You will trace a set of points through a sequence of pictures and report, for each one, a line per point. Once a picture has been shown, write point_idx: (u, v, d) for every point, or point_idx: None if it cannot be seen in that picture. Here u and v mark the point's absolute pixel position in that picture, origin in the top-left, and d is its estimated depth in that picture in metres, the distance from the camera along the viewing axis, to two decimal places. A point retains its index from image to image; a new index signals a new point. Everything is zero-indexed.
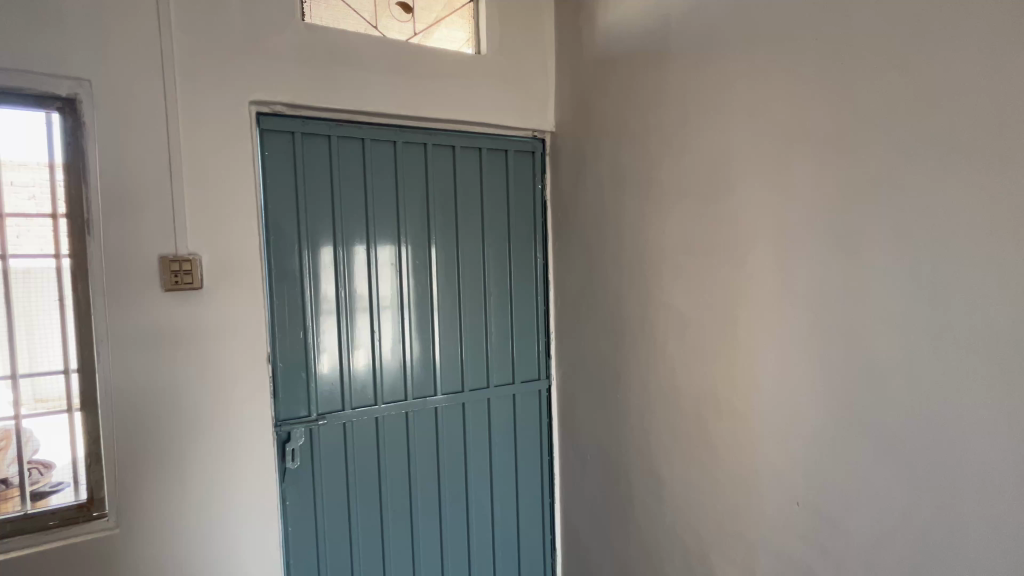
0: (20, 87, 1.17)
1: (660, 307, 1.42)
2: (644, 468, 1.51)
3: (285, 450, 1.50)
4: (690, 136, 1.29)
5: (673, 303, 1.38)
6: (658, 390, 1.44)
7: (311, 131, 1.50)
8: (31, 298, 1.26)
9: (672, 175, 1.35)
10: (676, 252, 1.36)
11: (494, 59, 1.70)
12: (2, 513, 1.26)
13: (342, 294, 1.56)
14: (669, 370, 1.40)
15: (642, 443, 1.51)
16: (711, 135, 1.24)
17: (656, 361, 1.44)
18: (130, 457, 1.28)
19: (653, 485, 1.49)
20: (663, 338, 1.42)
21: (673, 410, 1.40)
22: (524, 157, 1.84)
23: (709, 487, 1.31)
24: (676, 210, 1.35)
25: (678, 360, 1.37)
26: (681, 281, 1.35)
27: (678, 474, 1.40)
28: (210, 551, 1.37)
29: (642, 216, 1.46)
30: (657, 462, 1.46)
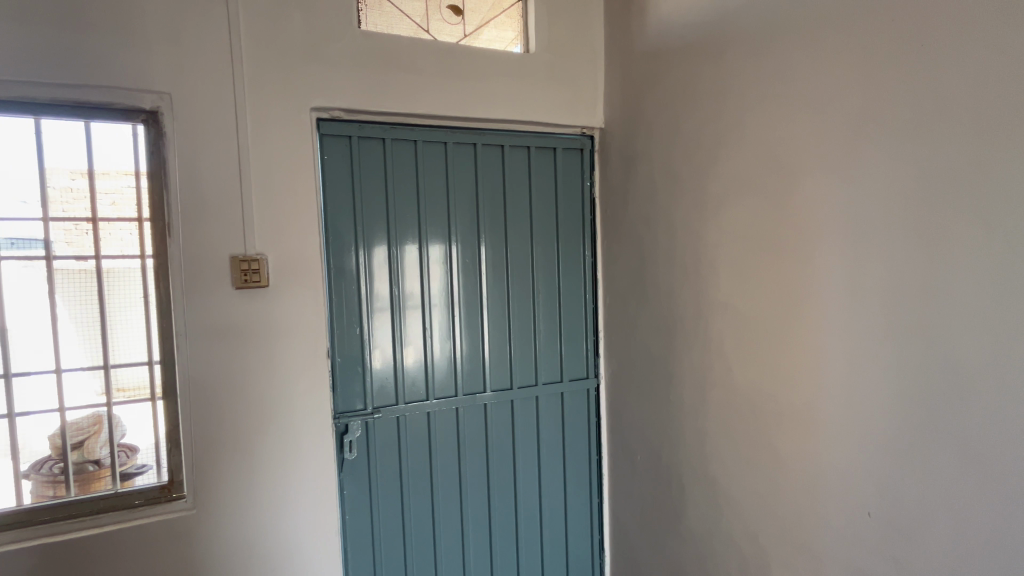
0: (111, 102, 1.29)
1: (716, 306, 1.37)
2: (697, 471, 1.47)
3: (343, 442, 1.56)
4: (750, 128, 1.24)
5: (730, 302, 1.33)
6: (714, 390, 1.40)
7: (367, 134, 1.55)
8: (120, 296, 1.38)
9: (729, 168, 1.31)
10: (734, 248, 1.31)
11: (543, 57, 1.69)
12: (96, 490, 1.39)
13: (395, 291, 1.61)
14: (726, 370, 1.35)
15: (696, 445, 1.47)
16: (773, 125, 1.19)
17: (712, 361, 1.39)
18: (205, 443, 1.38)
19: (708, 489, 1.44)
20: (718, 338, 1.37)
21: (730, 411, 1.35)
22: (573, 154, 1.83)
23: (769, 493, 1.25)
24: (734, 205, 1.30)
25: (735, 360, 1.33)
26: (739, 278, 1.30)
27: (736, 479, 1.34)
28: (275, 533, 1.45)
29: (697, 211, 1.41)
30: (712, 465, 1.42)
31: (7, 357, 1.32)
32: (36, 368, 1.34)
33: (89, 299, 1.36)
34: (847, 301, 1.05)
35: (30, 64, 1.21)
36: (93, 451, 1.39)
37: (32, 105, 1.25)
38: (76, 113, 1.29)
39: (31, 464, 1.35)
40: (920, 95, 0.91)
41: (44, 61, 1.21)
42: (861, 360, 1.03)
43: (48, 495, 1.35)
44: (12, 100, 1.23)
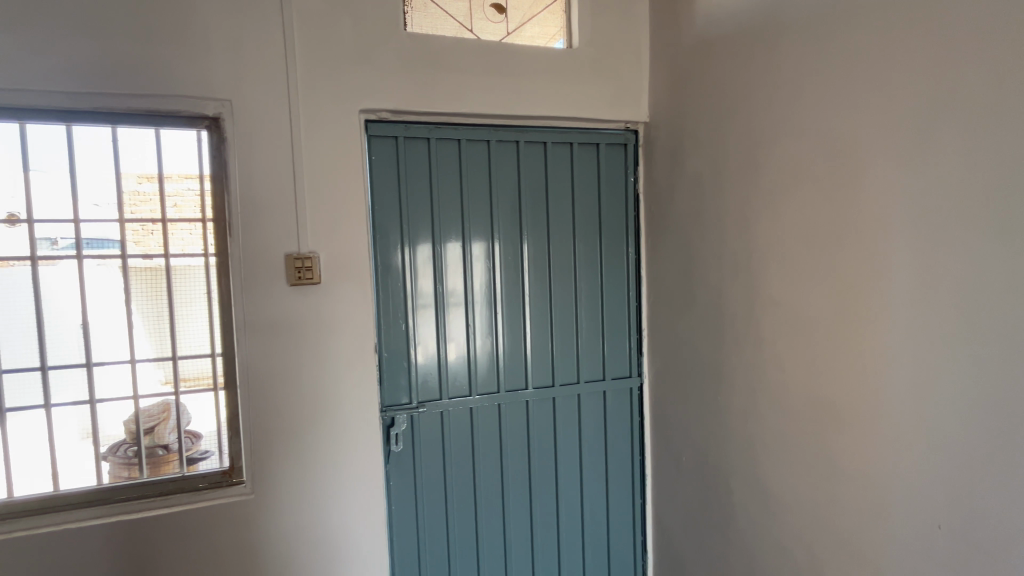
0: (178, 110, 1.37)
1: (768, 304, 1.32)
2: (747, 475, 1.42)
3: (390, 434, 1.60)
4: (808, 117, 1.18)
5: (784, 300, 1.28)
6: (765, 391, 1.35)
7: (412, 134, 1.58)
8: (187, 291, 1.48)
9: (783, 161, 1.25)
10: (788, 245, 1.25)
11: (586, 52, 1.68)
12: (165, 473, 1.49)
13: (439, 288, 1.64)
14: (779, 371, 1.30)
15: (745, 447, 1.43)
16: (833, 114, 1.13)
17: (764, 361, 1.34)
18: (262, 432, 1.45)
19: (758, 493, 1.39)
20: (771, 338, 1.32)
21: (782, 415, 1.30)
22: (616, 149, 1.80)
23: (826, 500, 1.19)
24: (788, 199, 1.25)
25: (789, 360, 1.27)
26: (793, 275, 1.25)
27: (789, 484, 1.29)
28: (326, 520, 1.51)
29: (749, 206, 1.36)
30: (762, 469, 1.37)
31: (89, 348, 1.43)
32: (113, 359, 1.45)
33: (159, 295, 1.46)
34: (914, 299, 0.98)
35: (108, 77, 1.31)
36: (162, 436, 1.49)
37: (110, 115, 1.35)
38: (147, 122, 1.38)
39: (109, 447, 1.46)
40: (1001, 77, 0.84)
41: (121, 74, 1.31)
42: (931, 362, 0.96)
43: (124, 476, 1.47)
44: (92, 111, 1.34)
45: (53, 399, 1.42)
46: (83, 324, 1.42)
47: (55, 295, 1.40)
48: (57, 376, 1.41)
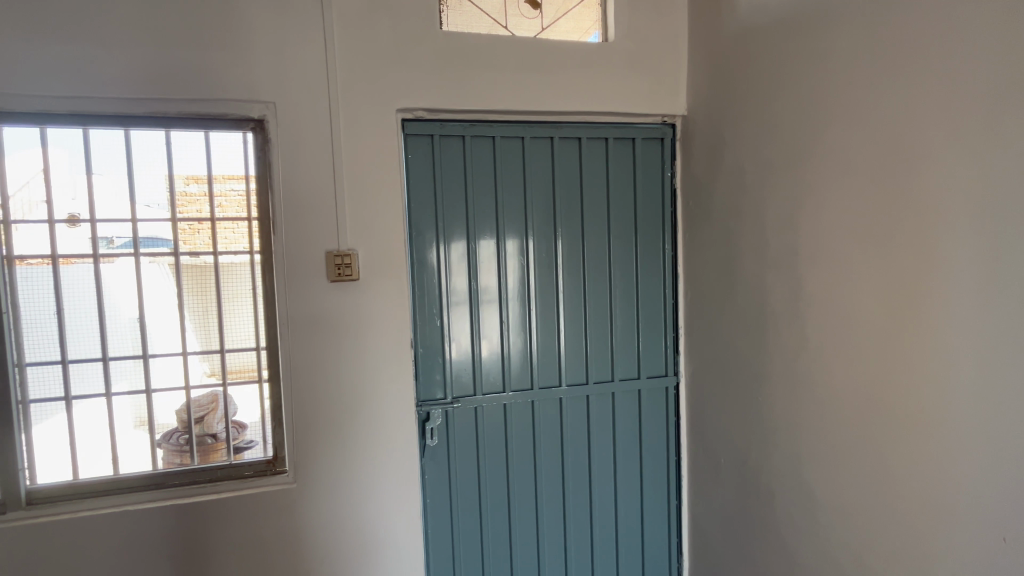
0: (226, 113, 1.43)
1: (814, 302, 1.27)
2: (789, 479, 1.38)
3: (425, 429, 1.63)
4: (858, 106, 1.13)
5: (831, 298, 1.22)
6: (811, 393, 1.30)
7: (447, 133, 1.60)
8: (235, 285, 1.54)
9: (831, 153, 1.20)
10: (835, 240, 1.20)
11: (622, 45, 1.65)
12: (214, 460, 1.57)
13: (473, 285, 1.65)
14: (826, 372, 1.25)
15: (789, 450, 1.38)
16: (886, 103, 1.07)
17: (809, 361, 1.29)
18: (304, 424, 1.50)
19: (802, 498, 1.34)
20: (817, 337, 1.27)
21: (829, 417, 1.25)
22: (653, 144, 1.77)
23: (877, 507, 1.14)
24: (837, 192, 1.19)
25: (836, 361, 1.22)
26: (841, 272, 1.19)
27: (836, 490, 1.24)
28: (364, 511, 1.55)
29: (794, 200, 1.31)
30: (807, 474, 1.32)
31: (145, 341, 1.51)
32: (166, 351, 1.53)
33: (207, 290, 1.53)
34: (976, 297, 0.92)
35: (164, 84, 1.38)
36: (211, 426, 1.58)
37: (163, 119, 1.42)
38: (198, 125, 1.44)
39: (163, 434, 1.55)
40: None
41: (174, 80, 1.38)
42: (994, 366, 0.90)
43: (176, 462, 1.55)
44: (148, 116, 1.41)
45: (112, 389, 1.50)
46: (139, 318, 1.50)
47: (114, 290, 1.48)
48: (116, 367, 1.50)
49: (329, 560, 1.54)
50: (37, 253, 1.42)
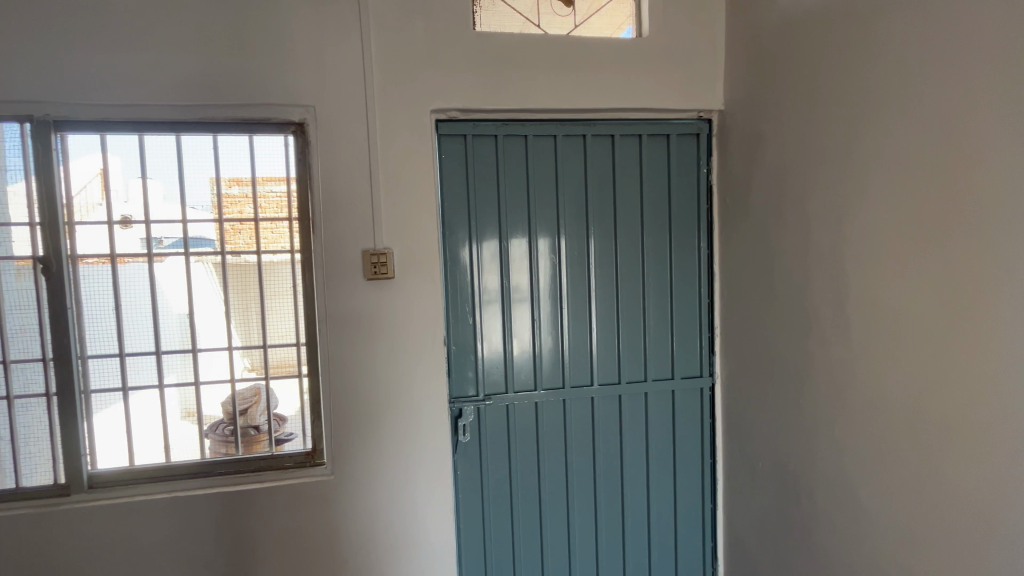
0: (270, 117, 1.49)
1: (859, 303, 1.22)
2: (831, 485, 1.33)
3: (458, 425, 1.65)
4: (907, 97, 1.07)
5: (877, 297, 1.17)
6: (855, 397, 1.24)
7: (480, 132, 1.61)
8: (278, 282, 1.60)
9: (877, 146, 1.15)
10: (882, 237, 1.15)
11: (656, 40, 1.63)
12: (257, 451, 1.64)
13: (505, 284, 1.66)
14: (872, 375, 1.19)
15: (831, 455, 1.33)
16: (937, 93, 1.01)
17: (854, 363, 1.24)
18: (341, 418, 1.55)
19: (845, 506, 1.29)
20: (862, 339, 1.22)
21: (874, 422, 1.19)
22: (688, 140, 1.73)
23: (926, 517, 1.08)
24: (884, 188, 1.14)
25: (882, 364, 1.16)
26: (888, 271, 1.14)
27: (882, 499, 1.18)
28: (398, 504, 1.59)
29: (838, 196, 1.26)
30: (851, 481, 1.27)
31: (193, 336, 1.58)
32: (213, 346, 1.60)
33: (250, 287, 1.59)
34: None
35: (212, 91, 1.44)
36: (254, 418, 1.64)
37: (212, 125, 1.49)
38: (243, 129, 1.51)
39: (210, 425, 1.62)
40: None
41: (221, 87, 1.45)
42: None
43: (222, 452, 1.63)
44: (198, 121, 1.48)
45: (165, 380, 1.58)
46: (188, 313, 1.58)
47: (166, 288, 1.56)
48: (167, 360, 1.58)
49: (365, 551, 1.59)
50: (96, 253, 1.51)
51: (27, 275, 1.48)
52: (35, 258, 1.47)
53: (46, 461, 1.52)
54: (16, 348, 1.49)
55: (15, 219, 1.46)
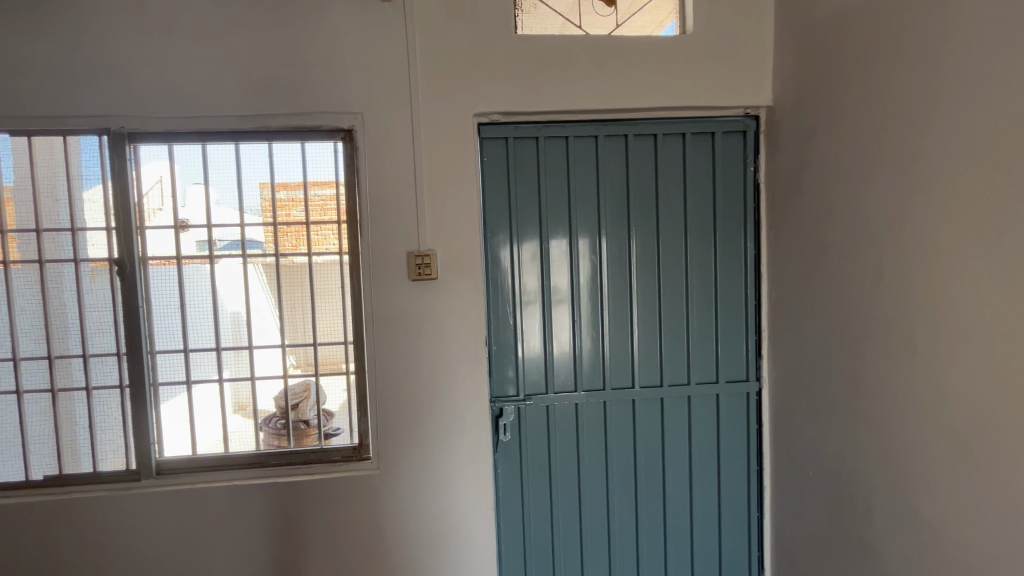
0: (320, 124, 1.55)
1: (917, 306, 1.16)
2: (885, 496, 1.27)
3: (499, 424, 1.67)
4: (970, 89, 1.01)
5: (937, 300, 1.11)
6: (912, 405, 1.18)
7: (522, 135, 1.63)
8: (328, 281, 1.65)
9: (938, 142, 1.09)
10: (943, 237, 1.09)
11: (701, 36, 1.60)
12: (307, 444, 1.69)
13: (545, 285, 1.67)
14: (930, 382, 1.13)
15: (886, 466, 1.27)
16: (1004, 84, 0.95)
17: (911, 369, 1.18)
18: (386, 415, 1.60)
19: (901, 520, 1.23)
20: (919, 343, 1.16)
21: (933, 432, 1.13)
22: (734, 137, 1.69)
23: (988, 535, 1.02)
24: (946, 185, 1.08)
25: (942, 370, 1.10)
26: (948, 273, 1.08)
27: (940, 513, 1.12)
28: (440, 500, 1.62)
29: (894, 194, 1.20)
30: (906, 492, 1.21)
31: (249, 334, 1.66)
32: (267, 343, 1.67)
33: (301, 287, 1.65)
34: None
35: (268, 102, 1.53)
36: (305, 413, 1.69)
37: (268, 133, 1.57)
38: (295, 136, 1.58)
39: (264, 418, 1.69)
40: None
41: (277, 98, 1.53)
42: None
43: (275, 444, 1.69)
44: (255, 130, 1.56)
45: (223, 374, 1.66)
46: (243, 312, 1.65)
47: (225, 288, 1.64)
48: (226, 356, 1.66)
49: (407, 545, 1.63)
50: (163, 255, 1.61)
51: (102, 275, 1.60)
52: (110, 260, 1.60)
53: (119, 447, 1.64)
54: (93, 343, 1.61)
55: (92, 224, 1.59)
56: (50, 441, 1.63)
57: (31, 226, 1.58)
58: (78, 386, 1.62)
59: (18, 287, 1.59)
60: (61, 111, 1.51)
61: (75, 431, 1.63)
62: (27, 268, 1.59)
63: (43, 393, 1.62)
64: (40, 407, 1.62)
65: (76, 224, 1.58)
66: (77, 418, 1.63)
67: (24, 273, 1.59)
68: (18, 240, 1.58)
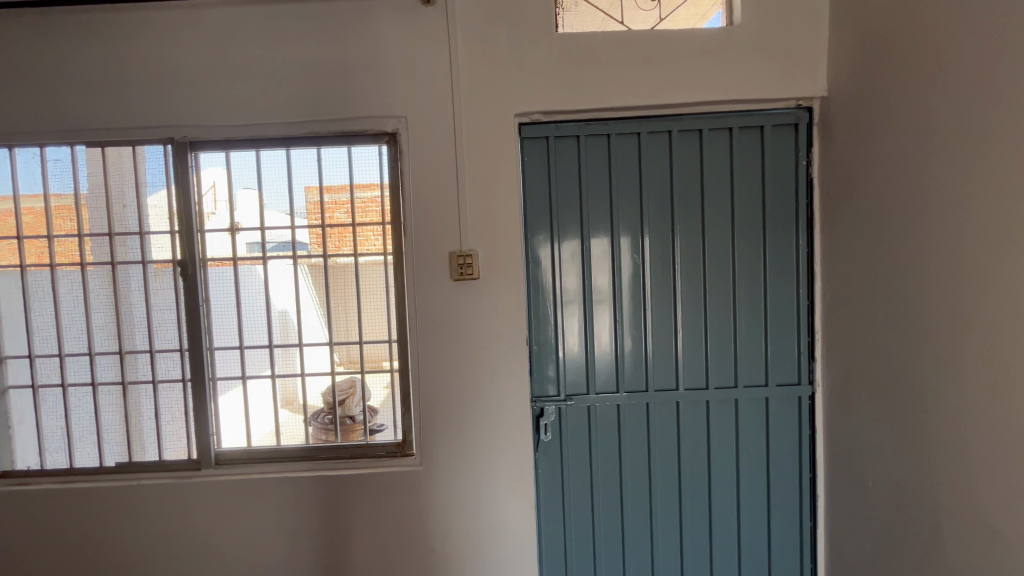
0: (366, 129, 1.60)
1: (985, 307, 1.08)
2: (950, 510, 1.19)
3: (540, 424, 1.68)
4: None
5: (1008, 302, 1.03)
6: (979, 413, 1.10)
7: (563, 133, 1.62)
8: (374, 281, 1.70)
9: (1011, 131, 1.01)
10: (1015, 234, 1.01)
11: (748, 27, 1.54)
12: (354, 439, 1.74)
13: (586, 285, 1.65)
14: (1000, 389, 1.05)
15: (950, 477, 1.19)
16: None
17: (979, 375, 1.10)
18: (429, 413, 1.63)
19: (967, 536, 1.15)
20: (987, 348, 1.08)
21: (1003, 443, 1.05)
22: (785, 131, 1.62)
23: None
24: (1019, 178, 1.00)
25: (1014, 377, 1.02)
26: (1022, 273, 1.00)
27: (1009, 529, 1.04)
28: (481, 498, 1.64)
29: (959, 188, 1.12)
30: (974, 507, 1.13)
31: (299, 332, 1.72)
32: (314, 341, 1.72)
33: (347, 287, 1.70)
34: None
35: (317, 109, 1.58)
36: (351, 409, 1.74)
37: (317, 138, 1.63)
38: (342, 141, 1.63)
39: (313, 413, 1.75)
40: None
41: (325, 105, 1.58)
42: None
43: (324, 438, 1.74)
44: (305, 136, 1.62)
45: (275, 370, 1.73)
46: (292, 311, 1.72)
47: (276, 288, 1.71)
48: (278, 353, 1.73)
49: (449, 541, 1.65)
50: (221, 257, 1.70)
51: (166, 275, 1.71)
52: (174, 261, 1.70)
53: (181, 437, 1.74)
54: (158, 339, 1.72)
55: (156, 228, 1.69)
56: (120, 430, 1.75)
57: (104, 230, 1.70)
58: (145, 379, 1.73)
59: (93, 287, 1.72)
60: (131, 123, 1.62)
61: (142, 421, 1.74)
62: (101, 269, 1.71)
63: (114, 385, 1.74)
64: (112, 399, 1.75)
65: (143, 227, 1.69)
66: (143, 410, 1.74)
67: (98, 274, 1.71)
68: (93, 243, 1.70)
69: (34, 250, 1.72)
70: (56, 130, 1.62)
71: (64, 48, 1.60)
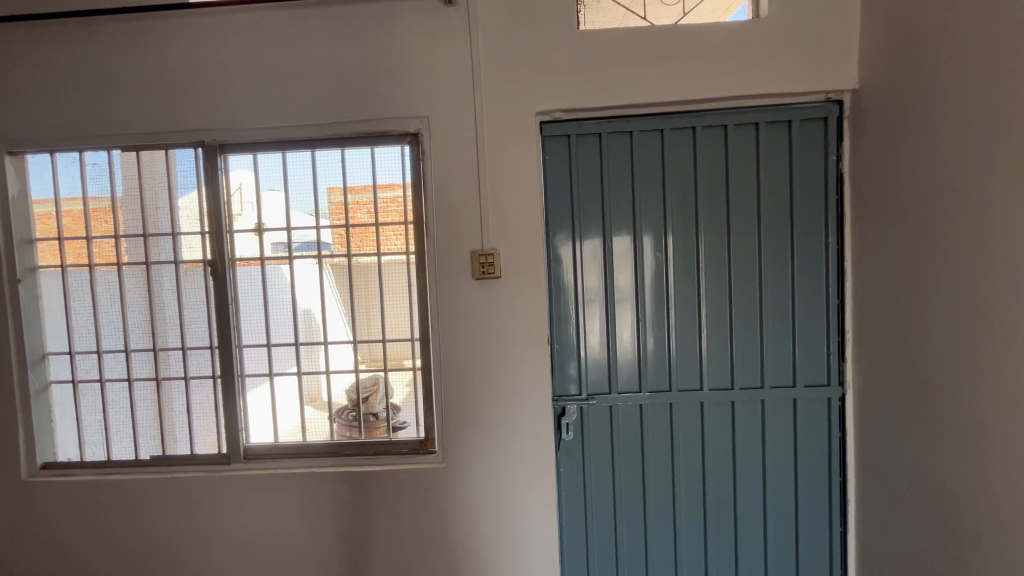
0: (388, 129, 1.62)
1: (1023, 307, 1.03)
2: (986, 517, 1.14)
3: (561, 424, 1.67)
4: None
5: None
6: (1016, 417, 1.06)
7: (584, 131, 1.60)
8: (397, 279, 1.72)
9: None
10: None
11: (775, 19, 1.50)
12: (377, 436, 1.76)
13: (608, 284, 1.64)
14: None
15: (986, 483, 1.14)
16: None
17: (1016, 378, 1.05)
18: (451, 411, 1.64)
19: (1003, 546, 1.10)
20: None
21: None
22: (814, 125, 1.58)
23: None
24: None
25: None
26: None
27: None
28: (502, 496, 1.64)
29: (997, 182, 1.08)
30: (1011, 516, 1.08)
31: (323, 330, 1.75)
32: (338, 339, 1.75)
33: (370, 286, 1.72)
34: None
35: (341, 111, 1.61)
36: (374, 406, 1.76)
37: (340, 139, 1.65)
38: (365, 142, 1.65)
39: (337, 410, 1.78)
40: None
41: (348, 107, 1.61)
42: None
43: (347, 435, 1.77)
44: (329, 138, 1.65)
45: (301, 367, 1.77)
46: (316, 309, 1.75)
47: (302, 287, 1.75)
48: (303, 350, 1.76)
49: (471, 538, 1.66)
50: (249, 256, 1.74)
51: (196, 275, 1.76)
52: (204, 261, 1.75)
53: (212, 432, 1.79)
54: (189, 337, 1.78)
55: (187, 229, 1.75)
56: (154, 425, 1.81)
57: (138, 232, 1.76)
58: (177, 376, 1.79)
59: (129, 286, 1.78)
60: (164, 128, 1.67)
61: (174, 416, 1.80)
62: (135, 269, 1.77)
63: (149, 381, 1.80)
64: (147, 394, 1.81)
65: (175, 228, 1.75)
66: (176, 405, 1.80)
67: (133, 273, 1.78)
68: (128, 244, 1.77)
69: (74, 250, 1.79)
70: (94, 135, 1.69)
71: (101, 56, 1.66)
